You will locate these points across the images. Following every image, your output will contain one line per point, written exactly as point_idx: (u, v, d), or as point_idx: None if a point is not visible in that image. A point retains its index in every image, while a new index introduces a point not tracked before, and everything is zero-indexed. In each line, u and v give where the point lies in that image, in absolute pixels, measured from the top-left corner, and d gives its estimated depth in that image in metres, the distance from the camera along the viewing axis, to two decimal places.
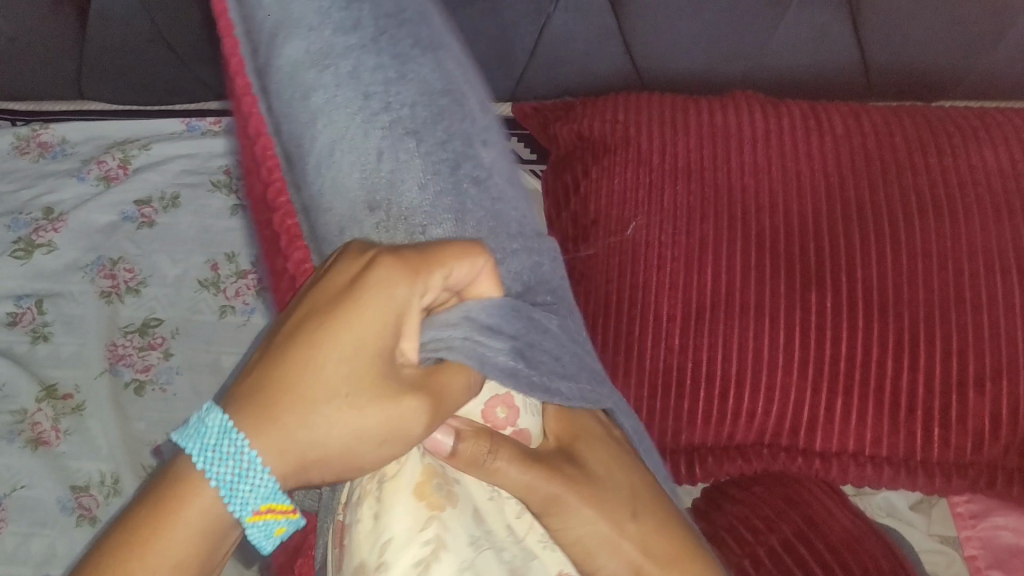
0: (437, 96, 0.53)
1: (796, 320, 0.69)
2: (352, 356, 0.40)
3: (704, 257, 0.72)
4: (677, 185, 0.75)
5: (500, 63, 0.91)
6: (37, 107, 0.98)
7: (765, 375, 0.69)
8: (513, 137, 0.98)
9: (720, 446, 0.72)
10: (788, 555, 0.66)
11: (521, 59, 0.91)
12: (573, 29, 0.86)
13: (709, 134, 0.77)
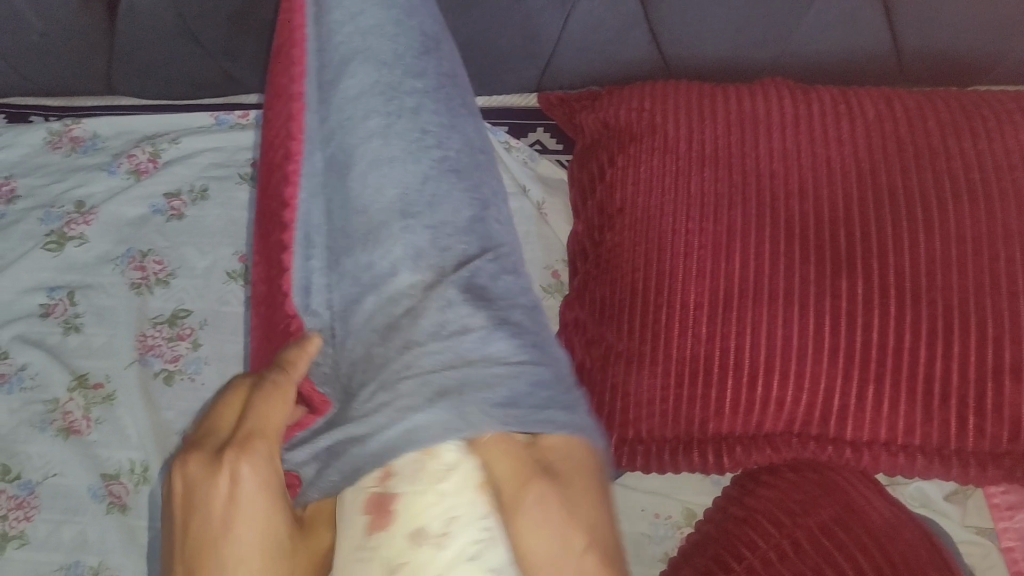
0: (469, 123, 0.68)
1: (825, 307, 0.68)
2: (240, 507, 0.51)
3: (731, 243, 0.71)
4: (703, 171, 0.75)
5: (524, 54, 0.91)
6: (72, 104, 1.02)
7: (794, 363, 0.68)
8: (538, 129, 0.98)
9: (748, 435, 0.71)
10: (827, 539, 0.62)
11: (545, 51, 0.90)
12: (596, 18, 0.86)
13: (736, 120, 0.77)
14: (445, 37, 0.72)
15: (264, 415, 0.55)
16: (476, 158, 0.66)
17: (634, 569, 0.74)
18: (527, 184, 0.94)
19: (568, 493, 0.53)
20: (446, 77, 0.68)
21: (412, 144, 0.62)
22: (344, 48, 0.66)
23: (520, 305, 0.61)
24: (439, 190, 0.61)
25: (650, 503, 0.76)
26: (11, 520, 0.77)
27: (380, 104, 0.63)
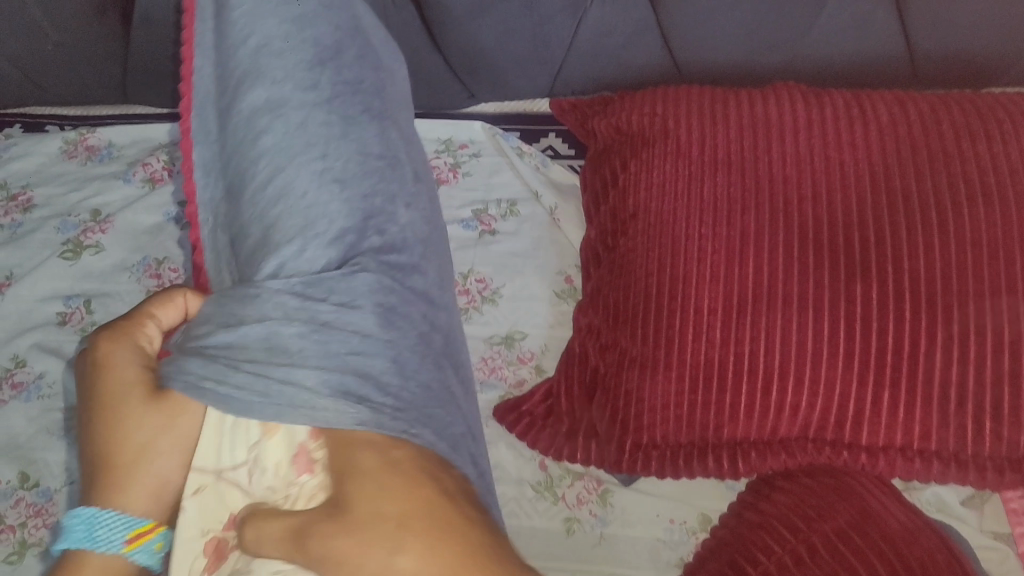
0: (368, 129, 0.70)
1: (840, 311, 0.68)
2: (122, 377, 0.59)
3: (744, 248, 0.71)
4: (716, 176, 0.75)
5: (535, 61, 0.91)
6: (88, 114, 1.04)
7: (808, 368, 0.68)
8: (550, 134, 0.98)
9: (763, 441, 0.71)
10: (843, 545, 0.62)
11: (556, 57, 0.91)
12: (607, 23, 0.86)
13: (748, 125, 0.77)
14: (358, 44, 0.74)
15: (143, 316, 0.63)
16: (371, 163, 0.68)
17: (647, 568, 0.74)
18: (540, 189, 0.94)
19: (360, 488, 0.54)
20: (342, 87, 0.70)
21: (297, 158, 0.65)
22: (242, 65, 0.68)
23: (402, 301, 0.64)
24: (320, 204, 0.64)
25: (664, 508, 0.76)
26: (30, 527, 0.78)
27: (270, 124, 0.66)
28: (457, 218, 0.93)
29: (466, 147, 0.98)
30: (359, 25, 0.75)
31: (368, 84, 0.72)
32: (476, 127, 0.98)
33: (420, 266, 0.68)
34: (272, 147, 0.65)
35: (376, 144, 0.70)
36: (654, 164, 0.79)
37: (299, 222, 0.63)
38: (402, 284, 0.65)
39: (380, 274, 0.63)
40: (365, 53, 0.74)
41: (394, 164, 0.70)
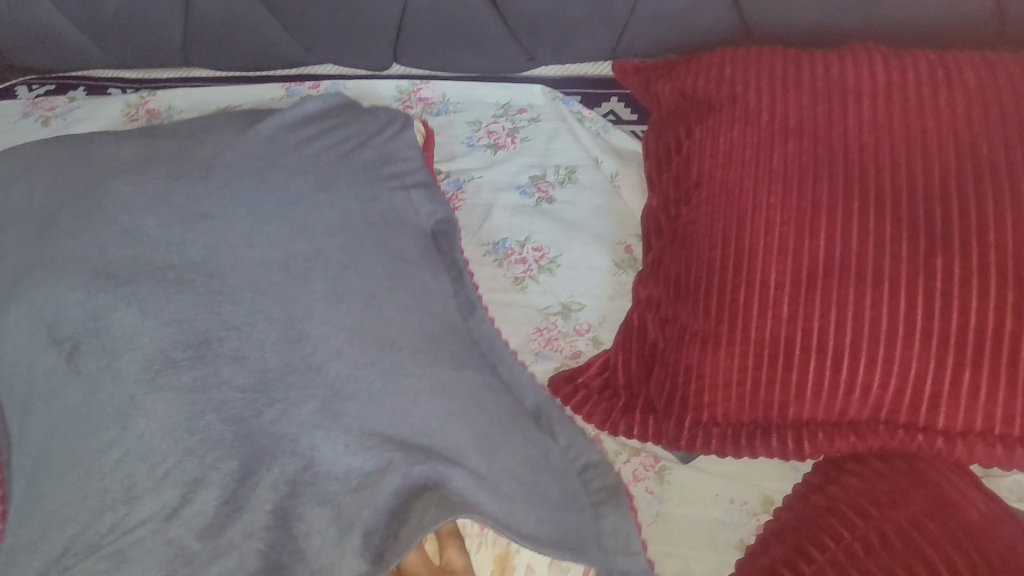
0: (193, 291, 0.67)
1: (918, 287, 0.64)
2: None
3: (816, 218, 0.67)
4: (787, 143, 0.71)
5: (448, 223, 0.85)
6: (150, 78, 1.04)
7: (882, 347, 0.64)
8: (612, 98, 0.95)
9: (831, 422, 0.68)
10: (917, 534, 0.59)
11: (489, 337, 0.78)
12: (530, 469, 0.68)
13: (823, 90, 0.73)
14: (226, 158, 0.77)
15: None
16: (195, 350, 0.64)
17: (707, 555, 0.71)
18: (600, 154, 0.91)
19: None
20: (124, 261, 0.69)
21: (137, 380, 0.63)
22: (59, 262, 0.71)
23: (438, 367, 0.68)
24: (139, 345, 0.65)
25: (724, 488, 0.73)
26: None
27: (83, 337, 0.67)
28: (513, 185, 0.90)
29: (525, 111, 0.95)
30: (154, 205, 0.73)
31: (262, 179, 0.75)
32: (535, 91, 0.95)
33: (386, 326, 0.69)
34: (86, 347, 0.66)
35: (423, 241, 0.80)
36: (718, 132, 0.75)
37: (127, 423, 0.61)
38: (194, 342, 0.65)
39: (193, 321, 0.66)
40: (218, 186, 0.74)
41: (235, 374, 0.63)
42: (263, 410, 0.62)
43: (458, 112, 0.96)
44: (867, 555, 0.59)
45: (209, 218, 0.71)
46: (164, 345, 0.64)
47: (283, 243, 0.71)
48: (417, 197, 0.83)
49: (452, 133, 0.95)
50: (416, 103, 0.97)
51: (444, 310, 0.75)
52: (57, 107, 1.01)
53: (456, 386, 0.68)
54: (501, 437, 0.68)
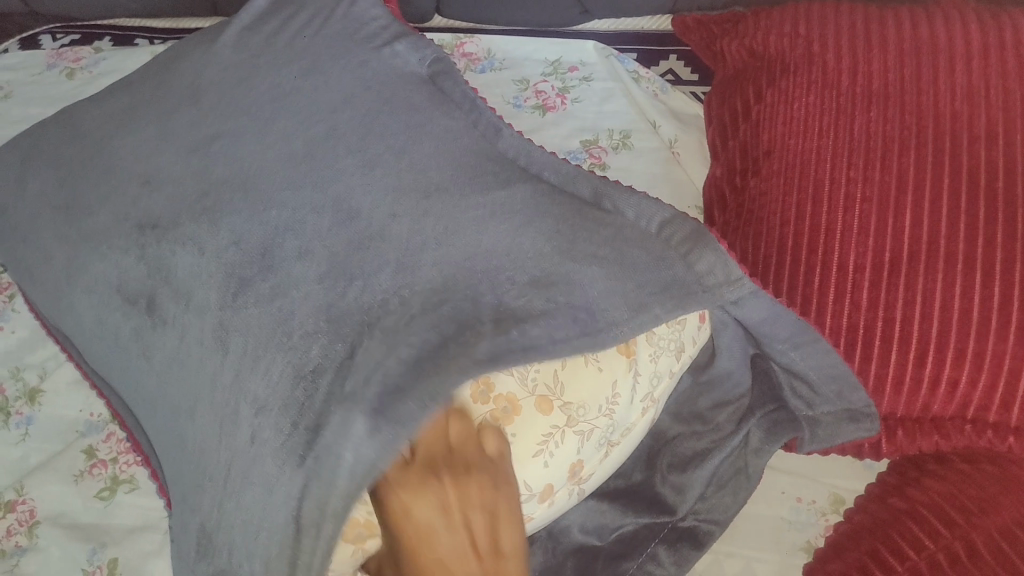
0: (225, 207, 0.56)
1: (1015, 275, 0.57)
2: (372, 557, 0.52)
3: (902, 195, 0.61)
4: (869, 110, 0.65)
5: (442, 63, 0.67)
6: (182, 27, 1.00)
7: (972, 339, 0.58)
8: (671, 56, 0.91)
9: (912, 418, 0.63)
10: (1009, 547, 0.54)
11: (511, 169, 0.60)
12: (632, 266, 0.54)
13: (910, 50, 0.66)
14: (217, 64, 0.66)
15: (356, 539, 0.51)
16: (257, 250, 0.54)
17: (771, 557, 0.65)
18: (659, 120, 0.84)
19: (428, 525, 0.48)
20: (138, 198, 0.59)
21: (150, 342, 0.55)
22: (62, 204, 0.62)
23: (460, 200, 0.56)
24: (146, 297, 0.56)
25: (790, 483, 0.68)
26: (122, 463, 0.73)
27: (89, 295, 0.59)
28: (563, 147, 0.80)
29: (577, 69, 0.87)
30: (181, 130, 0.62)
31: (248, 85, 0.64)
32: (588, 48, 0.89)
33: (424, 193, 0.56)
34: (97, 303, 0.58)
35: (417, 85, 0.65)
36: (790, 97, 0.69)
37: (150, 386, 0.55)
38: (212, 278, 0.54)
39: (202, 260, 0.55)
40: (229, 87, 0.64)
41: (289, 269, 0.53)
42: (299, 276, 0.52)
43: (506, 69, 0.88)
44: (952, 566, 0.55)
45: (221, 137, 0.60)
46: (188, 272, 0.55)
47: (300, 119, 0.60)
48: (401, 48, 0.67)
49: (507, 81, 0.87)
50: (459, 58, 0.90)
51: (469, 140, 0.61)
52: (82, 58, 0.96)
53: (500, 211, 0.56)
54: (580, 243, 0.55)
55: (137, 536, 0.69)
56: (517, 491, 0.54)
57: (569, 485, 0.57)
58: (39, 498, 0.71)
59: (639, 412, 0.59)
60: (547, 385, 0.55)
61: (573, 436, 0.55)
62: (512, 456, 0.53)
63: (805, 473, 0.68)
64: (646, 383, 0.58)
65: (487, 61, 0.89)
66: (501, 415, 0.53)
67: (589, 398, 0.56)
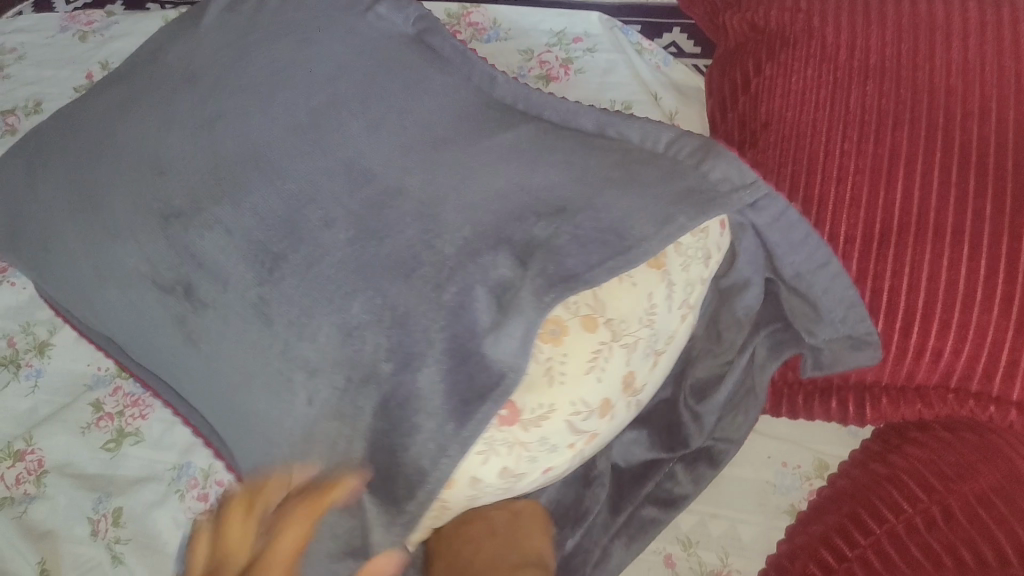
0: (216, 155, 0.57)
1: (1001, 248, 0.58)
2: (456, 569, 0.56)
3: (893, 168, 0.62)
4: (866, 84, 0.66)
5: (427, 21, 0.68)
6: None
7: (957, 311, 0.60)
8: (674, 29, 0.92)
9: (897, 386, 0.64)
10: (984, 511, 0.56)
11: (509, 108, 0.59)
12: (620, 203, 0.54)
13: (909, 26, 0.67)
14: (219, 29, 0.67)
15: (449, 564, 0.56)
16: (247, 202, 0.55)
17: (756, 518, 0.66)
18: (660, 92, 0.85)
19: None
20: (134, 145, 0.60)
21: (143, 287, 0.56)
22: (58, 150, 0.63)
23: (461, 154, 0.56)
24: (136, 240, 0.57)
25: (777, 449, 0.69)
26: (127, 417, 0.75)
27: (81, 241, 0.59)
28: None
29: (581, 40, 0.88)
30: (178, 85, 0.62)
31: (251, 43, 0.65)
32: (592, 20, 0.90)
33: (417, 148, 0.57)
34: (87, 248, 0.59)
35: (406, 46, 0.65)
36: (788, 69, 0.70)
37: (151, 338, 0.57)
38: (202, 226, 0.55)
39: (195, 208, 0.56)
40: (227, 50, 0.65)
41: (280, 222, 0.54)
42: (305, 230, 0.53)
43: (510, 40, 0.89)
44: (928, 527, 0.56)
45: (219, 90, 0.61)
46: (180, 217, 0.56)
47: (305, 79, 0.61)
48: (384, 10, 0.67)
49: (512, 51, 0.88)
50: (465, 28, 0.91)
51: (468, 95, 0.61)
52: (95, 21, 0.97)
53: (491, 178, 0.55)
54: (567, 186, 0.54)
55: (140, 486, 0.71)
56: (576, 410, 0.52)
57: (625, 397, 0.55)
58: (47, 448, 0.73)
59: (679, 319, 0.57)
60: (589, 305, 0.52)
61: (621, 348, 0.53)
62: (568, 377, 0.51)
63: (791, 439, 0.70)
64: (682, 290, 0.56)
65: (493, 31, 0.90)
66: (555, 333, 0.51)
67: (633, 315, 0.53)
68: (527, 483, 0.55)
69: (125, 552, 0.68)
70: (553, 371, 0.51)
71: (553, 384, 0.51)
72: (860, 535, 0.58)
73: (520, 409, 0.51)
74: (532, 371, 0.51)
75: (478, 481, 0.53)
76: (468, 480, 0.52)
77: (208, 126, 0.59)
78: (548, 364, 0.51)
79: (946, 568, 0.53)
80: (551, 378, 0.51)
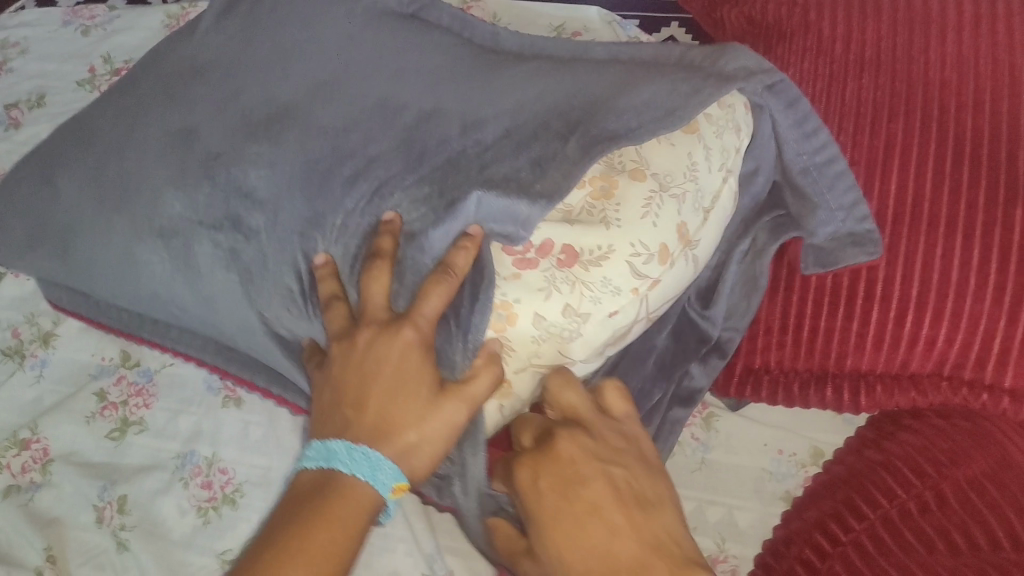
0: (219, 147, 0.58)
1: (994, 238, 0.59)
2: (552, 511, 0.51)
3: (888, 161, 0.63)
4: (862, 77, 0.67)
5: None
6: None
7: (950, 300, 0.60)
8: (672, 23, 0.93)
9: (891, 374, 0.65)
10: (976, 496, 0.57)
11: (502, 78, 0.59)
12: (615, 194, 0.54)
13: (904, 19, 0.68)
14: (221, 22, 0.68)
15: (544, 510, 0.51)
16: None
17: (752, 504, 0.67)
18: None
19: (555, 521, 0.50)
20: None
21: None
22: (65, 146, 0.64)
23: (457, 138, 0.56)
24: None
25: (773, 437, 0.70)
26: (131, 406, 0.76)
27: None
28: None
29: (580, 34, 0.89)
30: (182, 80, 0.63)
31: (253, 36, 0.65)
32: (591, 14, 0.90)
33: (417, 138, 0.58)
34: None
35: (400, 36, 0.65)
36: (786, 64, 0.71)
37: None
38: None
39: None
40: (233, 44, 0.66)
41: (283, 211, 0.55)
42: (310, 220, 0.54)
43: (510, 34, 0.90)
44: (922, 512, 0.57)
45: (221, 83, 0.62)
46: None
47: (306, 70, 0.61)
48: None
49: None
50: None
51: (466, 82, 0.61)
52: (97, 16, 0.98)
53: None
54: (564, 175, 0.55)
55: (145, 474, 0.72)
56: (636, 252, 0.53)
57: (683, 248, 0.55)
58: (52, 437, 0.74)
59: (720, 181, 0.58)
60: (634, 160, 0.55)
61: (672, 200, 0.54)
62: (624, 220, 0.53)
63: (786, 427, 0.71)
64: (717, 154, 0.57)
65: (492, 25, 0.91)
66: (605, 185, 0.54)
67: (674, 165, 0.55)
68: (595, 331, 0.53)
69: (130, 539, 0.69)
70: (608, 214, 0.53)
71: (609, 225, 0.53)
72: (855, 521, 0.58)
73: (578, 252, 0.52)
74: (589, 219, 0.53)
75: (542, 320, 0.52)
76: (531, 319, 0.52)
77: (211, 119, 0.60)
78: (602, 211, 0.53)
79: (938, 551, 0.55)
80: (604, 221, 0.53)
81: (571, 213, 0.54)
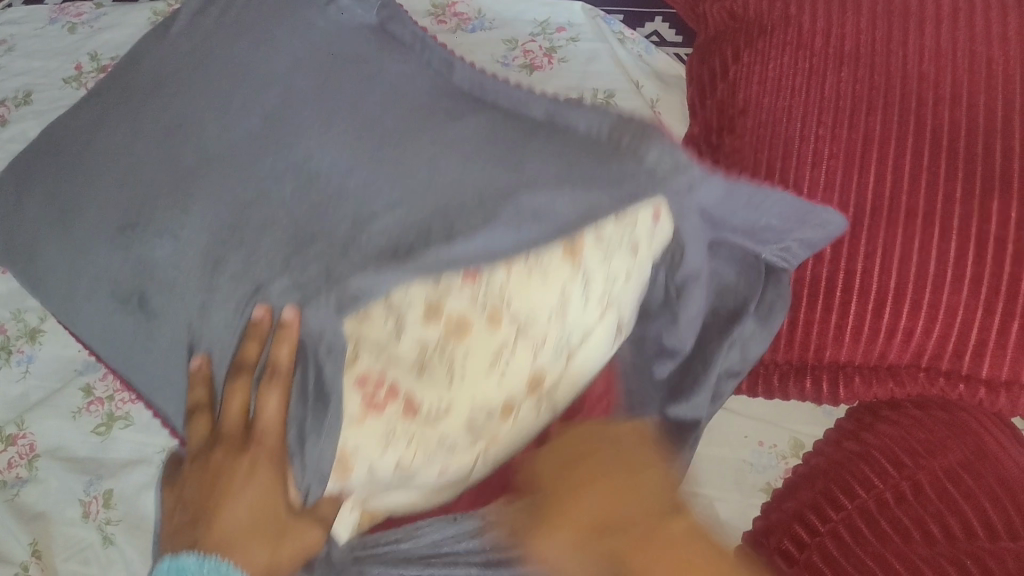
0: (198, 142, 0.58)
1: (971, 229, 0.59)
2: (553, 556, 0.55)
3: (866, 152, 0.63)
4: (841, 70, 0.67)
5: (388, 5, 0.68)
6: None
7: (928, 292, 0.61)
8: (656, 19, 0.93)
9: (869, 366, 0.66)
10: (952, 486, 0.57)
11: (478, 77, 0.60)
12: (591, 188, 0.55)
13: (883, 13, 0.68)
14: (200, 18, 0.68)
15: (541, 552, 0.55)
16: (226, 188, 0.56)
17: (734, 496, 0.68)
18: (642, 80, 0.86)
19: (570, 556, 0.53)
20: (117, 134, 0.61)
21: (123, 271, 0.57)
22: (44, 140, 0.64)
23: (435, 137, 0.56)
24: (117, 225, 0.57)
25: (756, 429, 0.71)
26: (117, 401, 0.76)
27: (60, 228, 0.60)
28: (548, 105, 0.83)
29: (564, 29, 0.90)
30: (161, 76, 0.63)
31: (232, 32, 0.65)
32: (575, 8, 0.91)
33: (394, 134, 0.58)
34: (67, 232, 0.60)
35: (374, 37, 0.65)
36: (767, 56, 0.71)
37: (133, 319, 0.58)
38: (185, 212, 0.56)
39: (173, 193, 0.57)
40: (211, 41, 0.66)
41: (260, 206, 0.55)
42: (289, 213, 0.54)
43: (494, 28, 0.90)
44: (900, 502, 0.58)
45: (200, 79, 0.62)
46: (163, 203, 0.57)
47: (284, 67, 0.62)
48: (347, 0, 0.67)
49: (496, 40, 0.89)
50: (450, 18, 0.92)
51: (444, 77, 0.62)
52: (84, 14, 0.98)
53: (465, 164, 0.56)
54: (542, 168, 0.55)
55: (131, 469, 0.72)
56: (478, 403, 0.54)
57: (532, 395, 0.56)
58: (38, 432, 0.74)
59: (596, 314, 0.57)
60: (493, 294, 0.53)
61: (525, 344, 0.54)
62: (469, 370, 0.53)
63: (770, 419, 0.71)
64: (597, 287, 0.56)
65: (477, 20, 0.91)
66: (459, 324, 0.52)
67: (539, 289, 0.54)
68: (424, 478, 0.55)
69: (116, 533, 0.70)
70: (459, 351, 0.52)
71: (456, 378, 0.53)
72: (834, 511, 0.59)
73: (419, 404, 0.52)
74: (435, 367, 0.52)
75: (375, 470, 0.53)
76: (365, 469, 0.53)
77: (189, 114, 0.60)
78: (452, 358, 0.52)
79: (914, 541, 0.55)
80: (456, 359, 0.52)
81: (424, 347, 0.52)
